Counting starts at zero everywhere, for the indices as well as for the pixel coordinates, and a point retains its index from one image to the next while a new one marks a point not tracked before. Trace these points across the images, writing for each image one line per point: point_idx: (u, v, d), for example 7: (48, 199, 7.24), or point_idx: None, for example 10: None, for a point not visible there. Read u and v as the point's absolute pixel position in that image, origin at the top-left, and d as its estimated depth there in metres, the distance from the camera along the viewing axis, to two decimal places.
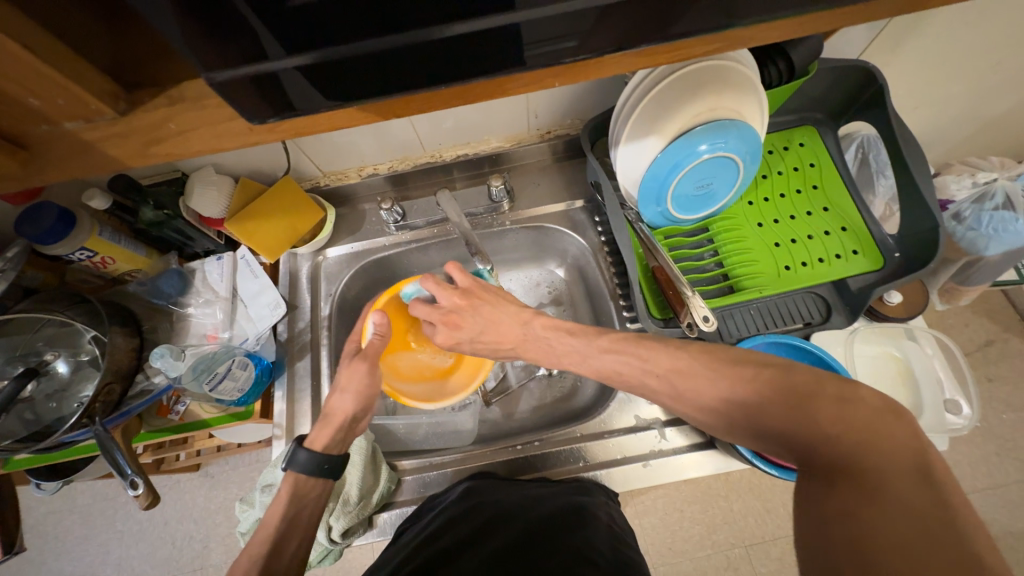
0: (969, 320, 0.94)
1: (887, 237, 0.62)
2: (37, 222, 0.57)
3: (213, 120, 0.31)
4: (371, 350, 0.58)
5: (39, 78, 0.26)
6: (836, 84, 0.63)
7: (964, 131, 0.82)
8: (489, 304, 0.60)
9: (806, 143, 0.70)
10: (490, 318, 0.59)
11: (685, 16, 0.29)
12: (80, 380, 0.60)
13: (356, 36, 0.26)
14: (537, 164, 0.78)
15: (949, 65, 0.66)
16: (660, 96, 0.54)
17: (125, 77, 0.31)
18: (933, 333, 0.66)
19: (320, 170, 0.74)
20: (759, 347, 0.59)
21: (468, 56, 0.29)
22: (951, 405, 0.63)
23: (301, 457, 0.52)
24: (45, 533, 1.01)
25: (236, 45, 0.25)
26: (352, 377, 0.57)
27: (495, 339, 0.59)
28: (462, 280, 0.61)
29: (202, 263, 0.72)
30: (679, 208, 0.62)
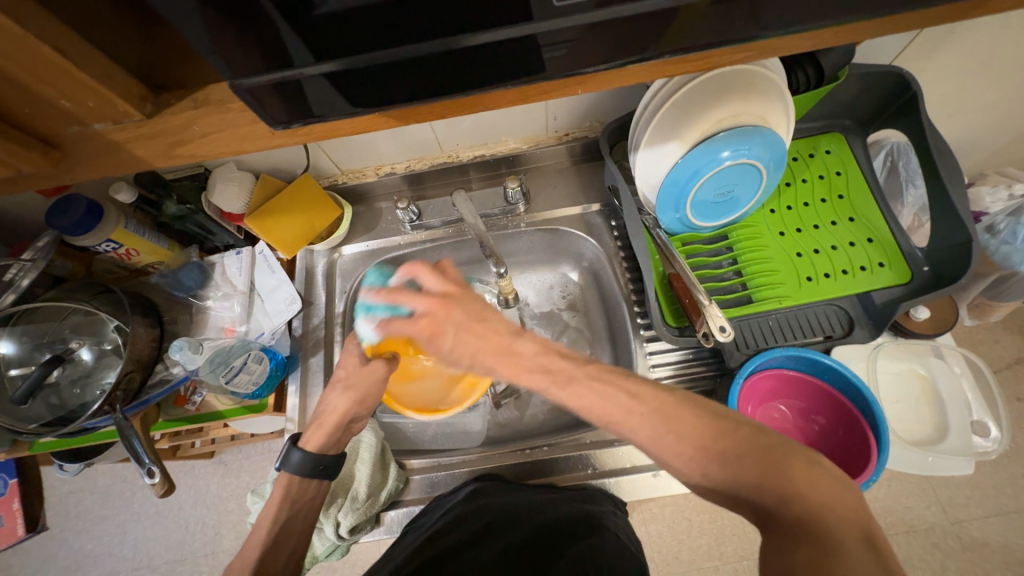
0: (1000, 337, 0.90)
1: (916, 250, 0.60)
2: (66, 214, 0.58)
3: (236, 125, 0.31)
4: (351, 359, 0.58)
5: (70, 81, 0.27)
6: (867, 91, 0.61)
7: (1001, 140, 0.79)
8: (468, 311, 0.48)
9: (833, 151, 0.68)
10: (464, 329, 0.47)
11: (712, 26, 0.28)
12: (103, 368, 0.61)
13: (377, 45, 0.26)
14: (554, 166, 0.78)
15: (988, 72, 0.64)
16: (682, 101, 0.53)
17: (152, 79, 0.32)
18: (962, 351, 0.64)
19: (338, 168, 0.75)
20: (776, 359, 0.58)
21: (491, 65, 0.28)
22: (979, 426, 0.61)
23: (295, 458, 0.53)
24: (67, 511, 1.05)
25: (260, 53, 0.26)
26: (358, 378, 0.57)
27: (474, 356, 0.46)
28: (435, 282, 0.51)
29: (221, 257, 0.73)
30: (698, 214, 0.61)
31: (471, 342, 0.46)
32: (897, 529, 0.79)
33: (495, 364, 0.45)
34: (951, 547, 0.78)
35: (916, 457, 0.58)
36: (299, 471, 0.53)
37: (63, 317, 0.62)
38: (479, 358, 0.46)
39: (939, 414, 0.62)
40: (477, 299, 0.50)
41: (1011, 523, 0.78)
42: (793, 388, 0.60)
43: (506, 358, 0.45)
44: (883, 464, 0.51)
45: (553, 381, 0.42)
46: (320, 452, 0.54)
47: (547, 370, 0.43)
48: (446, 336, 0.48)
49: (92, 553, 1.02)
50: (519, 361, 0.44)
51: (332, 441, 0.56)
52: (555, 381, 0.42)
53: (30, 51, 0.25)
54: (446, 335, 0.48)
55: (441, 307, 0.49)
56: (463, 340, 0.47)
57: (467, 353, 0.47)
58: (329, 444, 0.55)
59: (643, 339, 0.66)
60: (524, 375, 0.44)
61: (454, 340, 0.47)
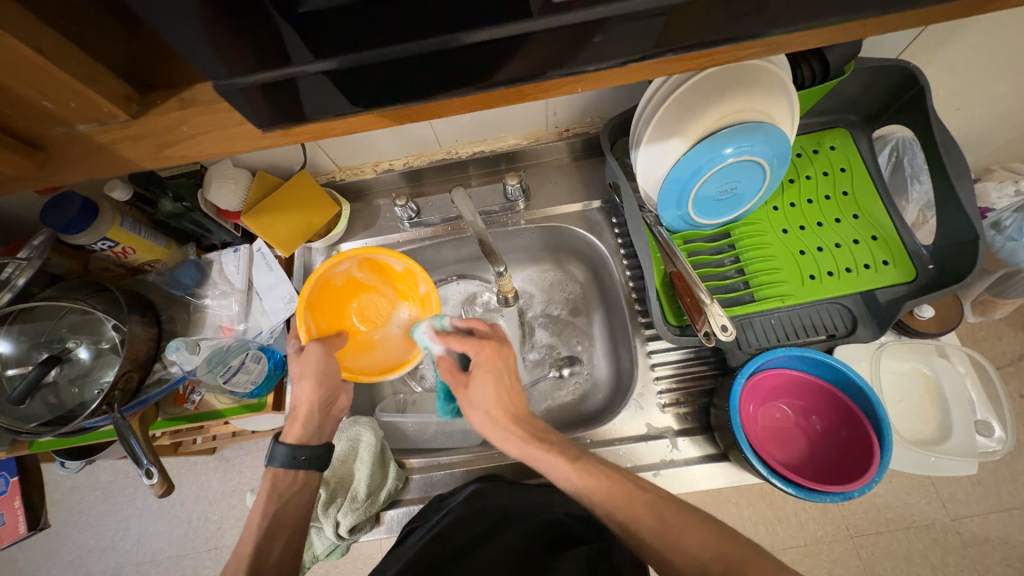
0: (1003, 333, 0.89)
1: (921, 248, 0.59)
2: (61, 212, 0.58)
3: (225, 126, 0.31)
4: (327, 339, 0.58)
5: (53, 81, 0.26)
6: (872, 86, 0.60)
7: (1009, 135, 0.78)
8: (508, 363, 0.55)
9: (838, 147, 0.66)
10: (503, 386, 0.54)
11: (714, 22, 0.27)
12: (101, 366, 0.61)
13: (369, 43, 0.26)
14: (554, 163, 0.77)
15: (997, 65, 0.62)
16: (684, 97, 0.52)
17: (139, 78, 0.31)
18: (967, 351, 0.63)
19: (336, 164, 0.74)
20: (780, 359, 0.57)
21: (487, 64, 0.28)
22: (982, 427, 0.61)
23: (279, 453, 0.54)
24: (70, 507, 1.05)
25: (248, 51, 0.25)
26: (307, 363, 0.56)
27: (494, 416, 0.53)
28: (490, 329, 0.59)
29: (219, 255, 0.73)
30: (700, 212, 0.60)
31: (500, 395, 0.54)
32: (896, 526, 0.79)
33: (511, 430, 0.52)
34: (951, 543, 0.78)
35: (916, 457, 0.58)
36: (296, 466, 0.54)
37: (61, 316, 0.62)
38: (500, 423, 0.53)
39: (942, 413, 0.62)
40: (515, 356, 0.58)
41: (1011, 519, 0.78)
42: (795, 388, 0.59)
43: (520, 426, 0.52)
44: (886, 468, 0.50)
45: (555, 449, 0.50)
46: (302, 442, 0.55)
47: (548, 441, 0.51)
48: (491, 375, 0.54)
49: (96, 548, 1.03)
50: (528, 428, 0.52)
51: (312, 430, 0.56)
52: (568, 455, 0.50)
53: (8, 50, 0.24)
54: (485, 378, 0.54)
55: (492, 351, 0.55)
56: (501, 386, 0.54)
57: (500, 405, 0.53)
58: (308, 433, 0.56)
59: (644, 338, 0.65)
60: (529, 445, 0.50)
61: (488, 384, 0.54)
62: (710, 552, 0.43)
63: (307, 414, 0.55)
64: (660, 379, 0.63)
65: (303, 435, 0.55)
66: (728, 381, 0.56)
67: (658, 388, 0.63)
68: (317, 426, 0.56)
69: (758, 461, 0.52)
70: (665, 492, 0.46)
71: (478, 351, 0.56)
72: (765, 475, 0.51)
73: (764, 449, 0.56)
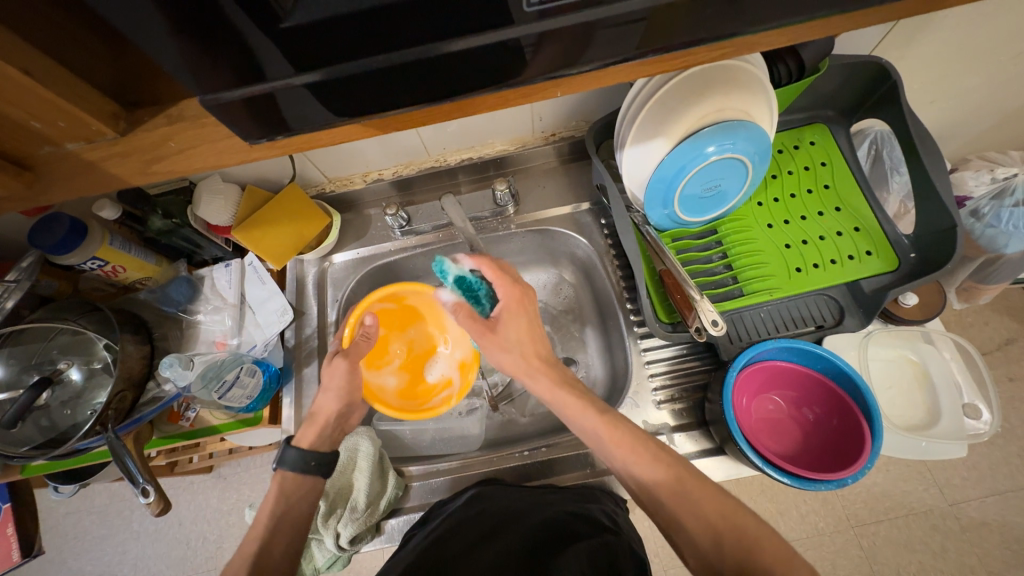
0: (989, 318, 0.91)
1: (903, 237, 0.61)
2: (50, 232, 0.57)
3: (213, 140, 0.31)
4: (353, 350, 0.61)
5: (41, 104, 0.27)
6: (847, 82, 0.62)
7: (983, 125, 0.80)
8: (533, 314, 0.59)
9: (817, 142, 0.68)
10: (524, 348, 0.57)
11: (686, 25, 0.28)
12: (94, 387, 0.61)
13: (349, 54, 0.26)
14: (542, 167, 0.78)
15: (967, 58, 0.64)
16: (665, 98, 0.53)
17: (126, 96, 0.32)
18: (951, 336, 0.64)
19: (325, 176, 0.75)
20: (770, 351, 0.58)
21: (468, 71, 0.28)
22: (970, 410, 0.62)
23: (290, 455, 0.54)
24: (65, 533, 1.03)
25: (232, 66, 0.26)
26: (334, 376, 0.59)
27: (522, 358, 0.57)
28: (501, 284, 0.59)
29: (211, 270, 0.73)
30: (686, 210, 0.61)
31: (525, 340, 0.58)
32: (895, 513, 0.80)
33: (542, 372, 0.56)
34: (949, 528, 0.79)
35: (909, 443, 0.59)
36: (292, 471, 0.53)
37: (51, 337, 0.61)
38: (522, 369, 0.57)
39: (931, 399, 0.63)
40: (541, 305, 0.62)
41: (1007, 502, 0.79)
42: (786, 379, 0.60)
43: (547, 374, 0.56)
44: (878, 453, 0.51)
45: (579, 405, 0.52)
46: (314, 449, 0.55)
47: (573, 389, 0.55)
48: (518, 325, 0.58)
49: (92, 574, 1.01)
50: (557, 376, 0.56)
51: (325, 438, 0.57)
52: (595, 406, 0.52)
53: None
54: (516, 318, 0.59)
55: (521, 296, 0.59)
56: (528, 329, 0.58)
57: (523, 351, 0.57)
58: (321, 442, 0.56)
59: (636, 336, 0.66)
60: (557, 389, 0.55)
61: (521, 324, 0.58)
62: None
63: (328, 421, 0.57)
64: (655, 376, 0.64)
65: (316, 443, 0.56)
66: (721, 375, 0.57)
67: (653, 385, 0.64)
68: (331, 438, 0.57)
69: (753, 453, 0.52)
70: (661, 486, 0.46)
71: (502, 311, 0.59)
72: (760, 466, 0.52)
73: (758, 441, 0.56)
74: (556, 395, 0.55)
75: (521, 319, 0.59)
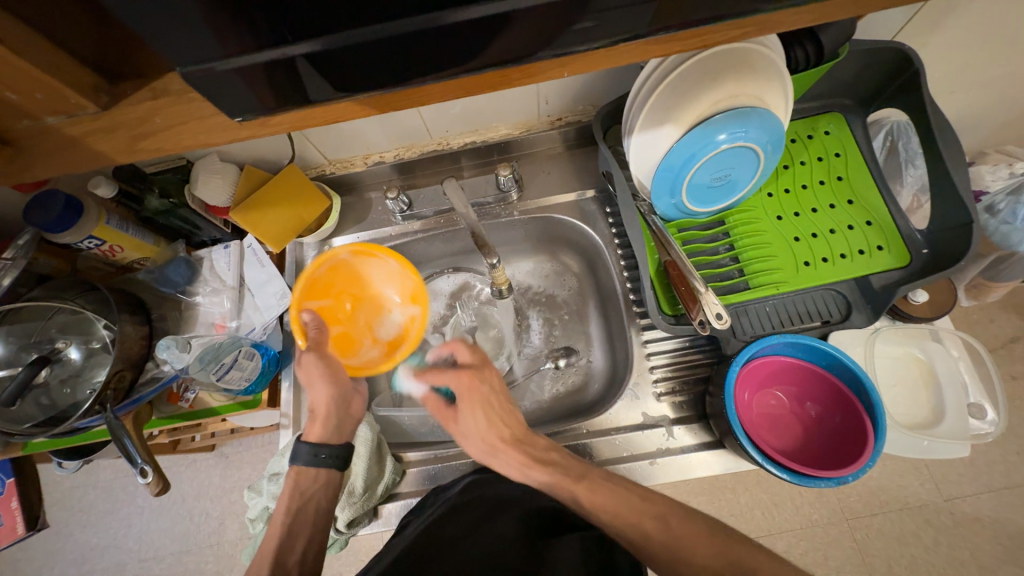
0: (997, 316, 0.90)
1: (915, 232, 0.59)
2: (46, 209, 0.57)
3: (198, 115, 0.30)
4: (317, 340, 0.59)
5: (18, 73, 0.26)
6: (866, 69, 0.60)
7: (1003, 117, 0.77)
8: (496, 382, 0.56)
9: (833, 132, 0.66)
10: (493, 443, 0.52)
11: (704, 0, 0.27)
12: (93, 367, 0.61)
13: (349, 24, 0.25)
14: (547, 152, 0.76)
15: (993, 46, 0.61)
16: (676, 83, 0.51)
17: (111, 70, 0.30)
18: (960, 335, 0.63)
19: (325, 157, 0.73)
20: (775, 346, 0.56)
21: (471, 47, 0.27)
22: (975, 409, 0.61)
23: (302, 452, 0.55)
24: (70, 506, 1.05)
25: (221, 39, 0.24)
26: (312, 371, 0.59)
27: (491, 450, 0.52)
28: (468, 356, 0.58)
29: (209, 252, 0.72)
30: (694, 199, 0.59)
31: (491, 426, 0.53)
32: (891, 507, 0.80)
33: (510, 453, 0.51)
34: (944, 523, 0.79)
35: (910, 441, 0.59)
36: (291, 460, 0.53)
37: (50, 316, 0.61)
38: (487, 444, 0.52)
39: (935, 397, 0.62)
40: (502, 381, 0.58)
41: (1003, 499, 0.79)
42: (788, 375, 0.59)
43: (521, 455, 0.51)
44: (879, 452, 0.50)
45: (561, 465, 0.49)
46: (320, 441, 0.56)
47: (557, 463, 0.50)
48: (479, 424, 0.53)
49: (97, 547, 1.03)
50: (529, 449, 0.51)
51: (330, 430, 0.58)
52: (570, 475, 0.49)
53: None
54: (472, 404, 0.54)
55: (471, 379, 0.55)
56: (487, 413, 0.54)
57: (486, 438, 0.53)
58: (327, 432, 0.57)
59: (638, 328, 0.65)
60: (531, 467, 0.50)
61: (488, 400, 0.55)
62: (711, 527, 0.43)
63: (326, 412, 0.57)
64: (655, 368, 0.63)
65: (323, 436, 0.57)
66: (723, 369, 0.56)
67: (653, 377, 0.63)
68: (336, 426, 0.58)
69: (752, 448, 0.52)
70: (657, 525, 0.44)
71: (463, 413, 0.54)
72: (759, 462, 0.51)
73: (758, 435, 0.56)
74: (524, 472, 0.50)
75: (482, 396, 0.55)
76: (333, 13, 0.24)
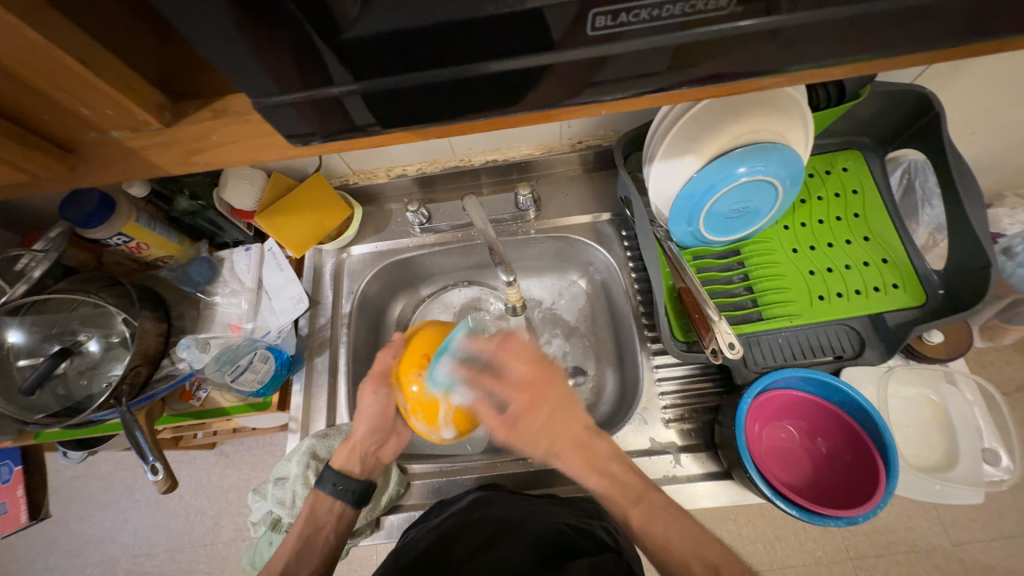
0: (1011, 358, 0.89)
1: (932, 273, 0.59)
2: (80, 206, 0.58)
3: (254, 136, 0.32)
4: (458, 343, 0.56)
5: (95, 92, 0.28)
6: (885, 110, 0.61)
7: (1022, 161, 0.77)
8: (558, 388, 0.55)
9: (850, 169, 0.67)
10: (558, 411, 0.54)
11: (739, 56, 0.28)
12: (111, 360, 0.62)
13: (408, 68, 0.26)
14: (566, 173, 0.77)
15: (1012, 92, 0.62)
16: (698, 117, 0.53)
17: (170, 87, 0.32)
18: (975, 378, 0.63)
19: (350, 168, 0.75)
20: (788, 379, 0.56)
21: (513, 89, 0.28)
22: (990, 455, 0.61)
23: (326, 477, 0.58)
24: (69, 496, 1.06)
25: (284, 76, 0.26)
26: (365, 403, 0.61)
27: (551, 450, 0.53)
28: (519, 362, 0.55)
29: (231, 253, 0.73)
30: (711, 229, 0.60)
31: (551, 430, 0.53)
32: (898, 549, 0.78)
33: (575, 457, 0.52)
34: (953, 570, 0.77)
35: (922, 484, 0.58)
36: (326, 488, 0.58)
37: (72, 309, 0.62)
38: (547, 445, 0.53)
39: (949, 440, 0.61)
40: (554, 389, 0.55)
41: (1014, 547, 0.77)
42: (801, 409, 0.59)
43: (581, 452, 0.53)
44: (891, 493, 0.50)
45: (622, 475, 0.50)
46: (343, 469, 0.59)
47: (617, 480, 0.51)
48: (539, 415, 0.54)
49: (92, 539, 1.03)
50: (592, 457, 0.52)
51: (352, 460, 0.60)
52: (623, 491, 0.50)
53: (51, 60, 0.26)
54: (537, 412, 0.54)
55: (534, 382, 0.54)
56: (552, 418, 0.54)
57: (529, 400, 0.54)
58: (351, 462, 0.59)
59: (650, 352, 0.65)
60: (593, 473, 0.52)
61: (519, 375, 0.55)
62: None
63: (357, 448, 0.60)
64: (665, 394, 0.63)
65: (347, 465, 0.59)
66: (734, 399, 0.56)
67: (662, 402, 0.63)
68: (361, 459, 0.60)
69: (761, 482, 0.51)
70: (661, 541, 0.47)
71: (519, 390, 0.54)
72: (768, 496, 0.51)
73: (767, 469, 0.56)
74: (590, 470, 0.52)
75: (543, 405, 0.54)
76: (393, 59, 0.26)
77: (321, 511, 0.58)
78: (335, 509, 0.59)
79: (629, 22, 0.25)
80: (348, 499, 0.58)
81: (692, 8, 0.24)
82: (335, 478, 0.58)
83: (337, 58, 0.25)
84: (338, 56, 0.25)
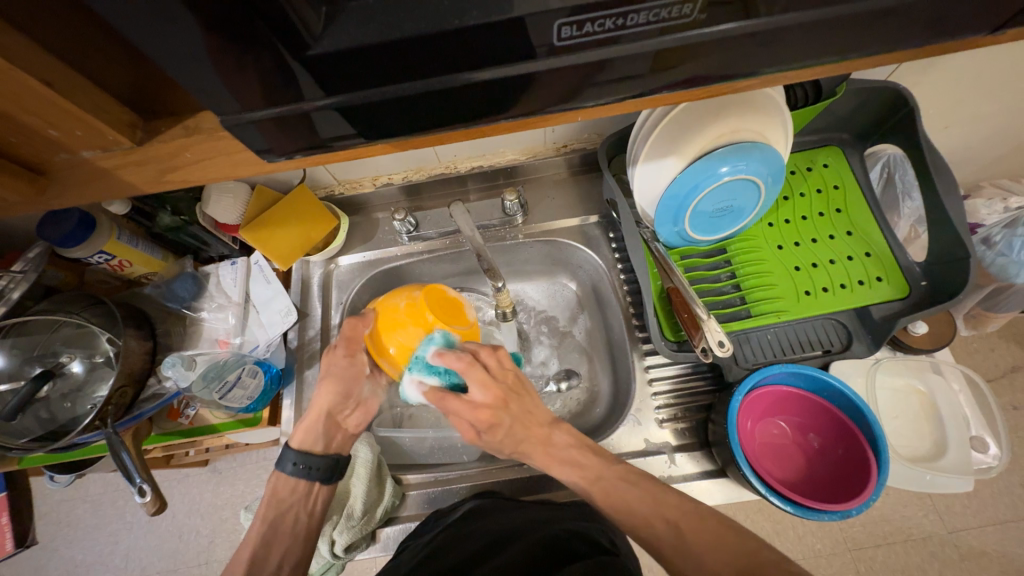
0: (995, 345, 0.91)
1: (913, 265, 0.60)
2: (58, 224, 0.57)
3: (229, 152, 0.32)
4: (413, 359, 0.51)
5: (64, 113, 0.28)
6: (862, 106, 0.62)
7: (997, 151, 0.79)
8: (522, 405, 0.51)
9: (831, 165, 0.68)
10: (521, 420, 0.51)
11: (710, 62, 0.28)
12: (95, 381, 0.61)
13: (382, 82, 0.26)
14: (552, 177, 0.77)
15: (983, 85, 0.64)
16: (679, 118, 0.53)
17: (142, 106, 0.33)
18: (960, 367, 0.64)
19: (335, 178, 0.75)
20: (778, 375, 0.57)
21: (490, 101, 0.28)
22: (978, 442, 0.62)
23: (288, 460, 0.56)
24: (57, 521, 1.03)
25: (257, 94, 0.25)
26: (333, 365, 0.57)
27: (519, 445, 0.52)
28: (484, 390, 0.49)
29: (217, 267, 0.73)
30: (696, 228, 0.60)
31: (520, 436, 0.51)
32: (894, 539, 0.79)
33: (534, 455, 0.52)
34: (948, 556, 0.78)
35: (914, 475, 0.58)
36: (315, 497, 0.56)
37: (55, 329, 0.61)
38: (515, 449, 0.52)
39: (938, 430, 0.62)
40: (523, 396, 0.51)
41: (1008, 532, 0.78)
42: (792, 405, 0.59)
43: (543, 448, 0.52)
44: (883, 486, 0.50)
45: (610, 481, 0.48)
46: (304, 448, 0.57)
47: (577, 465, 0.50)
48: (502, 429, 0.50)
49: (83, 563, 1.01)
50: (554, 452, 0.51)
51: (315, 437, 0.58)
52: (585, 476, 0.49)
53: (18, 83, 0.26)
54: (500, 429, 0.51)
55: (493, 413, 0.49)
56: (512, 432, 0.51)
57: (495, 417, 0.49)
58: (311, 439, 0.57)
59: (641, 353, 0.65)
60: (555, 465, 0.51)
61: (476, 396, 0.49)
62: (727, 565, 0.40)
63: (315, 421, 0.57)
64: (658, 395, 0.63)
65: (308, 442, 0.57)
66: (726, 397, 0.56)
67: (655, 403, 0.63)
68: (322, 435, 0.58)
69: (755, 479, 0.52)
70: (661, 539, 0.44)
71: (481, 408, 0.49)
72: (763, 493, 0.51)
73: (761, 466, 0.56)
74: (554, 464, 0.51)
75: (507, 415, 0.50)
76: (365, 75, 0.26)
77: (284, 493, 0.56)
78: (299, 490, 0.56)
79: (595, 32, 0.25)
80: (316, 478, 0.56)
81: (658, 16, 0.25)
82: (296, 457, 0.56)
83: (308, 73, 0.25)
84: (308, 72, 0.25)
